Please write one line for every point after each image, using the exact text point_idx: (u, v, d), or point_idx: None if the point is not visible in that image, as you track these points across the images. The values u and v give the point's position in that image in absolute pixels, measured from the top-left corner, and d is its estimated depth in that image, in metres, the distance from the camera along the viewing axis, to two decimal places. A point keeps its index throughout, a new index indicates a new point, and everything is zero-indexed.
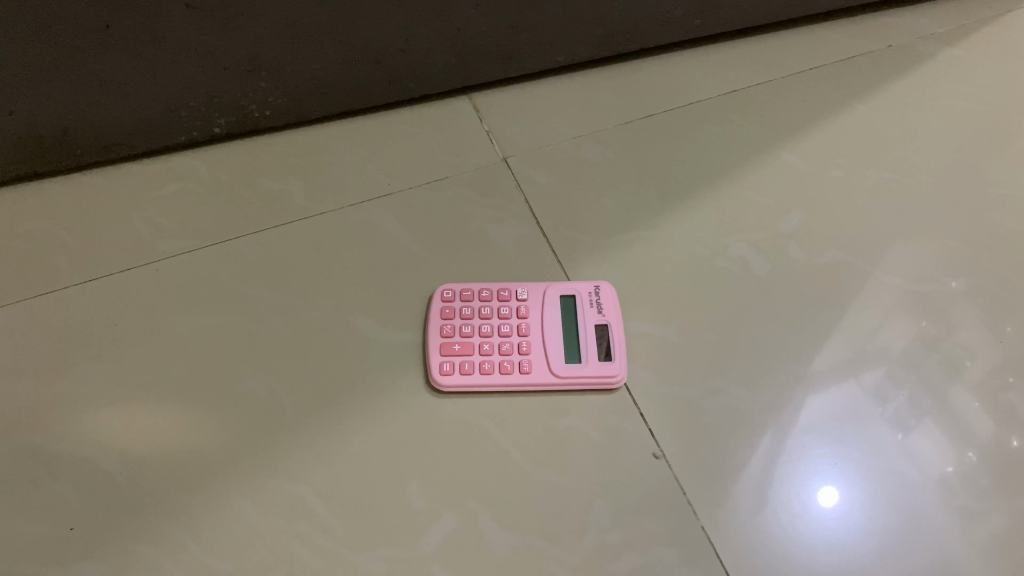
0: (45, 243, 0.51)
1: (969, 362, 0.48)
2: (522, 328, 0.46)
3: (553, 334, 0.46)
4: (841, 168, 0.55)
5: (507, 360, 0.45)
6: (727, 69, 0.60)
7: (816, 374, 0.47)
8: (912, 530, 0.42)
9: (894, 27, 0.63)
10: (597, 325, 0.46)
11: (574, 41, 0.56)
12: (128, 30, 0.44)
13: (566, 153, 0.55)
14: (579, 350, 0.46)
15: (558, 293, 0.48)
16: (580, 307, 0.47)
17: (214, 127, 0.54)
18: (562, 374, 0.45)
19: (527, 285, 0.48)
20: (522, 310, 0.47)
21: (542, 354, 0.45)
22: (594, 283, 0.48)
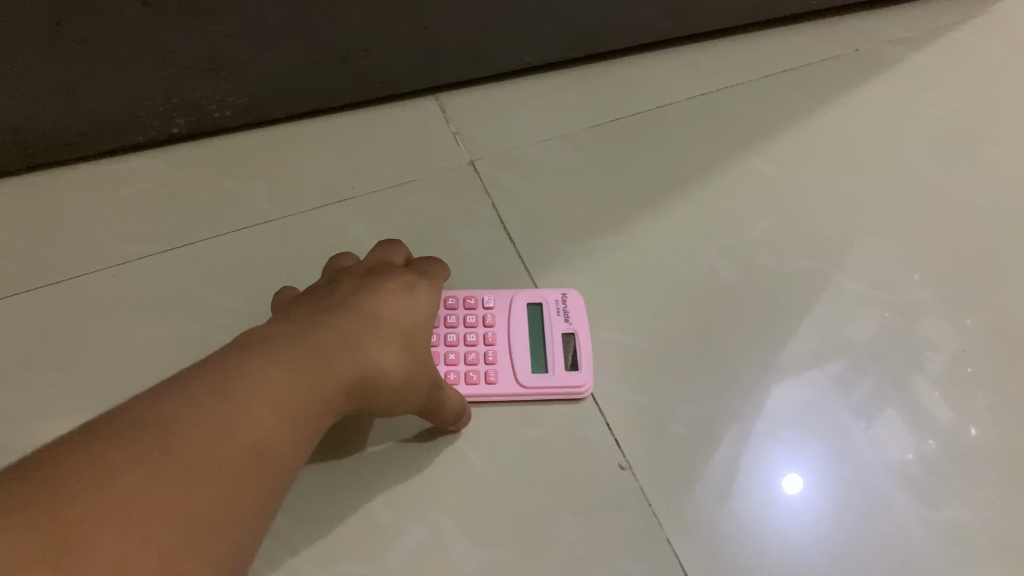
0: None
1: (931, 352, 0.49)
2: (488, 336, 0.46)
3: (520, 345, 0.46)
4: (810, 173, 0.55)
5: (473, 371, 0.45)
6: (696, 71, 0.60)
7: (783, 363, 0.47)
8: (874, 516, 0.43)
9: (863, 30, 0.63)
10: (563, 335, 0.46)
11: (542, 43, 0.55)
12: (81, 29, 0.43)
13: (535, 156, 0.55)
14: (547, 361, 0.45)
15: (524, 300, 0.47)
16: (546, 315, 0.47)
17: (173, 128, 0.53)
18: (529, 386, 0.44)
19: (493, 292, 0.47)
20: (488, 318, 0.46)
21: (509, 365, 0.45)
22: (561, 290, 0.48)
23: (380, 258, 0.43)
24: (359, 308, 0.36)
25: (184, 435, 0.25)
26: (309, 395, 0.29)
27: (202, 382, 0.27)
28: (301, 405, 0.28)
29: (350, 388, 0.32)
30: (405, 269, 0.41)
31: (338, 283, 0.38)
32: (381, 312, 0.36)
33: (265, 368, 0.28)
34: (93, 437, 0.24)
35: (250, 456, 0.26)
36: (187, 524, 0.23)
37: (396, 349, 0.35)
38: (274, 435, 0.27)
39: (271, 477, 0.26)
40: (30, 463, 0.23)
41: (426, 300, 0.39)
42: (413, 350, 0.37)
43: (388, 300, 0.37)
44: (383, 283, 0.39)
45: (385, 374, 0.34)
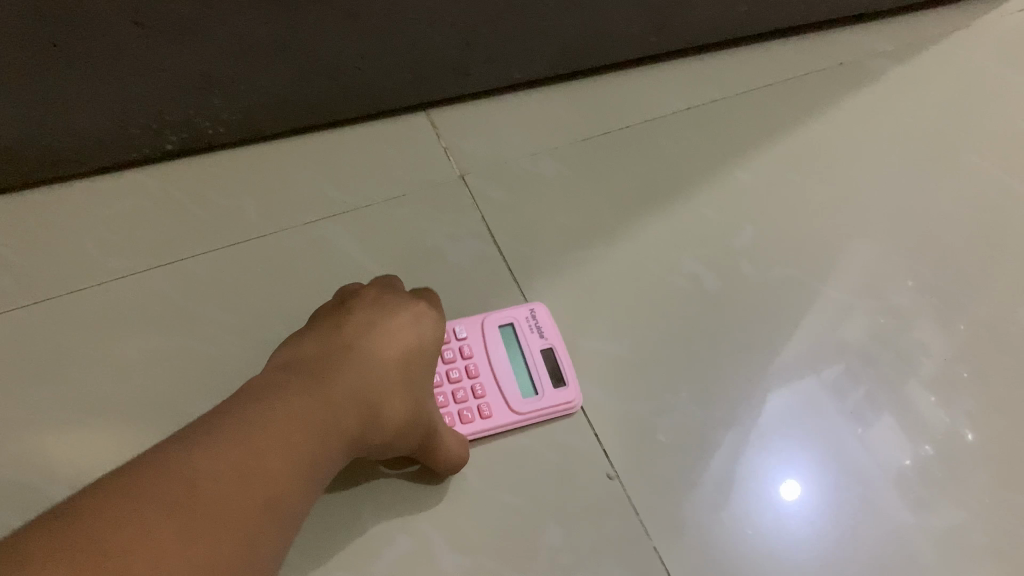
0: None
1: (924, 357, 0.49)
2: (470, 369, 0.45)
3: (503, 371, 0.46)
4: (795, 183, 0.56)
5: (466, 409, 0.44)
6: (682, 85, 0.60)
7: (778, 368, 0.48)
8: (871, 521, 0.44)
9: (846, 43, 0.64)
10: (543, 351, 0.46)
11: (530, 58, 0.56)
12: (73, 48, 0.44)
13: (523, 169, 0.55)
14: (533, 382, 0.45)
15: (495, 321, 0.47)
16: (520, 333, 0.47)
17: (166, 144, 0.53)
18: (524, 412, 0.44)
19: (464, 322, 0.47)
20: (465, 349, 0.46)
21: (498, 396, 0.45)
22: (527, 305, 0.48)
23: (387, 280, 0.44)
24: (367, 349, 0.38)
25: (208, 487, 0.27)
26: (314, 446, 0.32)
27: (223, 432, 0.29)
28: (307, 454, 0.31)
29: (349, 434, 0.35)
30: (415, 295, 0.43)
31: (350, 311, 0.40)
32: (388, 351, 0.39)
33: (278, 419, 0.31)
34: (126, 482, 0.26)
35: (262, 507, 0.28)
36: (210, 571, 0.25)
37: (397, 392, 0.38)
38: (284, 484, 0.29)
39: (281, 522, 0.29)
40: (69, 504, 0.25)
41: (432, 333, 0.42)
42: (414, 390, 0.39)
43: (395, 336, 0.40)
44: (393, 317, 0.41)
45: (383, 417, 0.37)
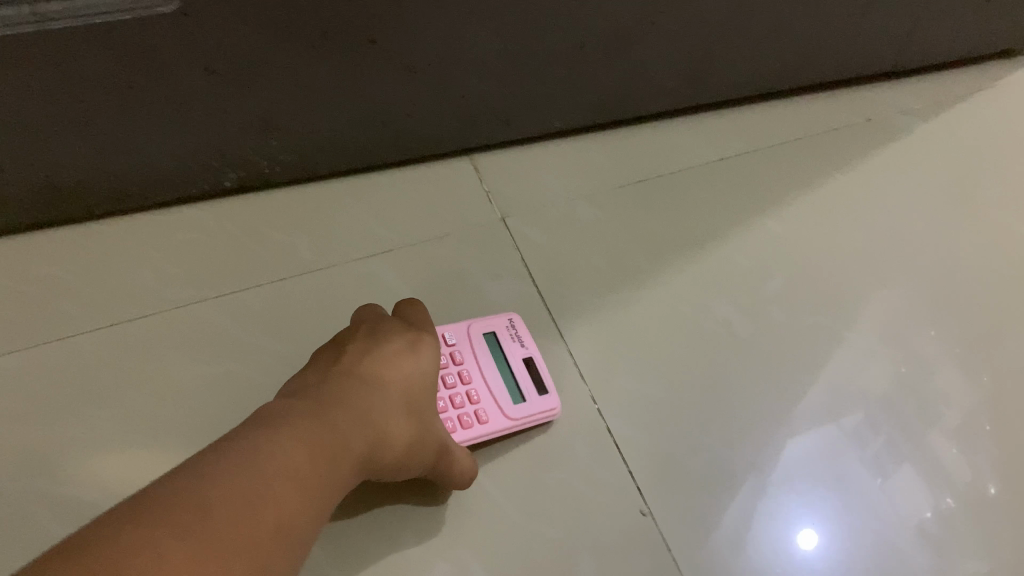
0: (53, 283, 0.52)
1: (948, 408, 0.51)
2: (463, 375, 0.47)
3: (492, 378, 0.47)
4: (824, 234, 0.58)
5: (464, 414, 0.45)
6: (715, 136, 0.63)
7: (798, 416, 0.50)
8: (891, 569, 0.45)
9: (874, 100, 0.66)
10: (524, 358, 0.49)
11: (572, 109, 0.59)
12: (146, 91, 0.46)
13: (562, 213, 0.58)
14: (521, 390, 0.47)
15: (478, 330, 0.49)
16: (502, 342, 0.49)
17: (225, 182, 0.56)
18: (517, 417, 0.46)
19: (451, 330, 0.48)
20: (455, 355, 0.47)
21: (492, 401, 0.46)
22: (506, 314, 0.50)
23: (373, 312, 0.45)
24: (365, 377, 0.39)
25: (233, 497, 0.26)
26: (325, 465, 0.31)
27: (237, 450, 0.29)
28: (317, 475, 0.31)
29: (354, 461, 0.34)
30: (405, 324, 0.44)
31: (343, 345, 0.41)
32: (385, 379, 0.39)
33: (288, 439, 0.31)
34: (147, 499, 0.25)
35: (276, 531, 0.27)
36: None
37: (397, 417, 0.38)
38: (303, 499, 0.29)
39: (302, 536, 0.29)
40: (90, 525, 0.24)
41: (427, 360, 0.42)
42: (413, 416, 0.40)
43: (391, 365, 0.40)
44: (389, 346, 0.41)
45: (387, 441, 0.37)
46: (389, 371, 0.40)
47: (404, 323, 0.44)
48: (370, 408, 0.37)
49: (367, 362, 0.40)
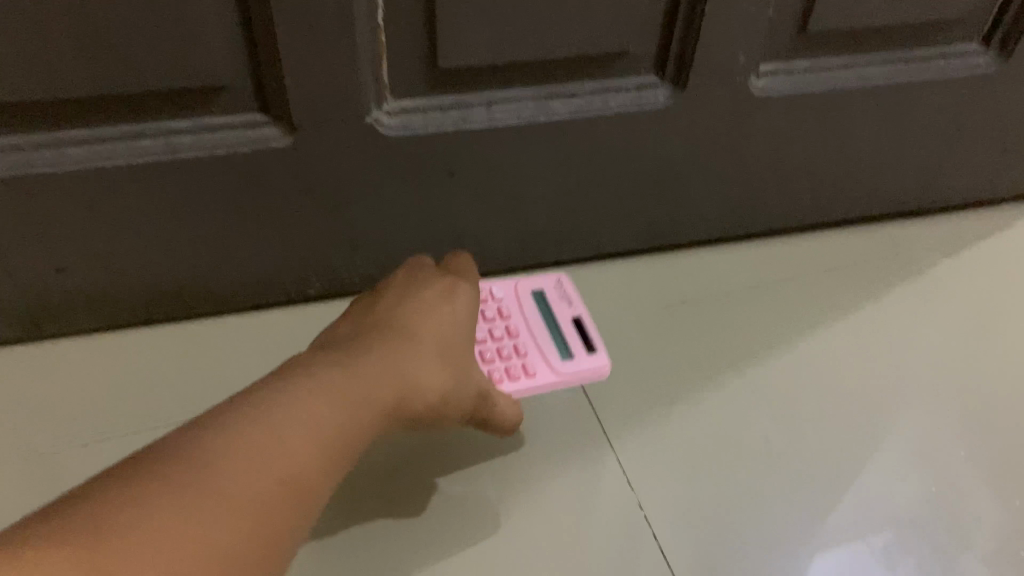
0: (146, 376, 0.56)
1: (979, 531, 0.52)
2: (511, 329, 0.55)
3: (540, 332, 0.56)
4: (859, 358, 0.61)
5: (517, 366, 0.53)
6: (759, 262, 0.67)
7: (827, 536, 0.52)
8: None
9: (914, 228, 0.69)
10: (572, 316, 0.57)
11: (623, 232, 0.63)
12: (253, 214, 0.53)
13: (613, 329, 0.62)
14: (567, 345, 0.55)
15: (525, 288, 0.58)
16: (552, 300, 0.58)
17: (310, 289, 0.60)
18: (565, 371, 0.53)
19: (500, 287, 0.58)
20: (504, 312, 0.56)
21: (539, 358, 0.54)
22: (557, 276, 0.60)
23: (414, 263, 0.50)
24: (401, 322, 0.43)
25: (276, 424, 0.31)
26: (365, 387, 0.36)
27: (280, 384, 0.34)
28: (340, 415, 0.34)
29: (386, 404, 0.38)
30: (439, 274, 0.49)
31: (381, 295, 0.46)
32: (420, 322, 0.44)
33: (308, 383, 0.34)
34: (177, 437, 0.30)
35: (292, 477, 0.30)
36: (290, 489, 0.30)
37: (435, 353, 0.43)
38: (343, 417, 0.34)
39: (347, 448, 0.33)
40: (161, 443, 0.29)
41: (462, 307, 0.47)
42: (451, 354, 0.44)
43: (424, 311, 0.45)
44: (423, 295, 0.46)
45: (421, 387, 0.41)
46: (421, 325, 0.44)
47: (439, 273, 0.49)
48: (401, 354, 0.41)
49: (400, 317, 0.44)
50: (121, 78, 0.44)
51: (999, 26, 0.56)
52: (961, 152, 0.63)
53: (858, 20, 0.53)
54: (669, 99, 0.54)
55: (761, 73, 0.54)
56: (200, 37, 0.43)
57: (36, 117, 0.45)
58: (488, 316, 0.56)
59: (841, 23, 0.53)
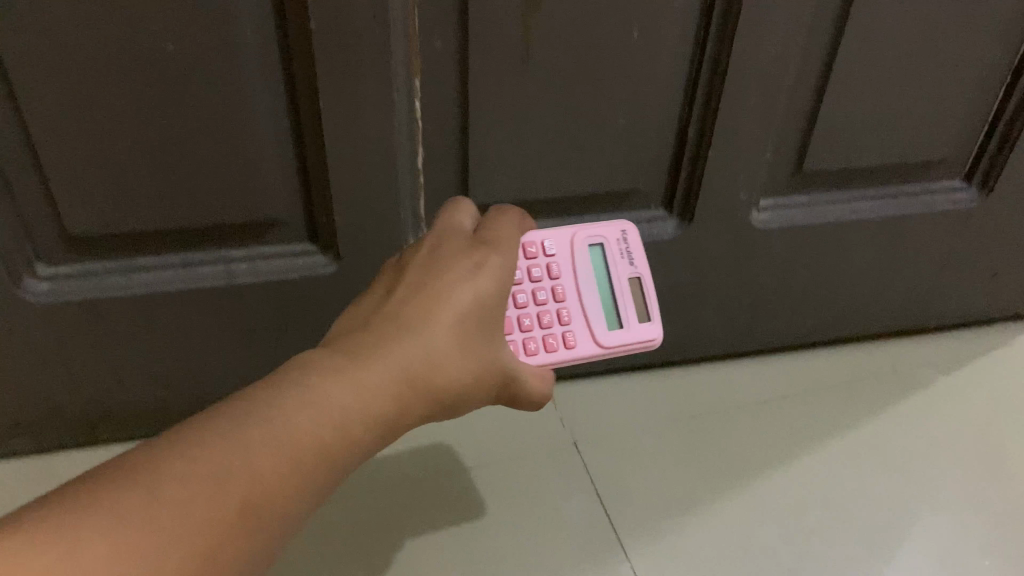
0: None
1: None
2: (557, 292, 0.50)
3: (589, 297, 0.50)
4: (865, 470, 0.63)
5: (559, 333, 0.48)
6: (767, 377, 0.70)
7: None
8: None
9: (913, 347, 0.73)
10: (630, 278, 0.52)
11: (637, 351, 0.67)
12: (296, 330, 0.58)
13: (627, 440, 0.65)
14: (618, 312, 0.51)
15: (581, 243, 0.52)
16: (609, 257, 0.52)
17: None
18: (608, 344, 0.49)
19: (554, 241, 0.51)
20: (553, 270, 0.50)
21: (584, 325, 0.49)
22: (620, 228, 0.53)
23: (448, 224, 0.44)
24: (414, 307, 0.38)
25: (244, 441, 0.30)
26: (363, 393, 0.34)
27: (265, 394, 0.33)
28: (310, 436, 0.32)
29: (382, 412, 0.35)
30: (469, 244, 0.42)
31: (406, 268, 0.41)
32: (438, 306, 0.38)
33: (285, 402, 0.32)
34: (133, 459, 0.29)
35: (238, 510, 0.29)
36: (245, 512, 0.29)
37: (453, 345, 0.38)
38: (323, 432, 0.33)
39: (325, 465, 0.32)
40: (124, 459, 0.29)
41: (489, 284, 0.40)
42: (478, 344, 0.40)
43: (448, 290, 0.39)
44: (446, 272, 0.40)
45: (438, 379, 0.38)
46: (432, 309, 0.38)
47: (472, 242, 0.42)
48: (416, 351, 0.37)
49: (411, 299, 0.39)
50: (187, 213, 0.49)
51: (979, 163, 0.62)
52: (950, 274, 0.68)
53: (849, 158, 0.58)
54: (677, 229, 0.59)
55: (761, 206, 0.60)
56: (259, 176, 0.49)
57: (110, 248, 0.51)
58: (534, 278, 0.50)
59: (833, 162, 0.58)
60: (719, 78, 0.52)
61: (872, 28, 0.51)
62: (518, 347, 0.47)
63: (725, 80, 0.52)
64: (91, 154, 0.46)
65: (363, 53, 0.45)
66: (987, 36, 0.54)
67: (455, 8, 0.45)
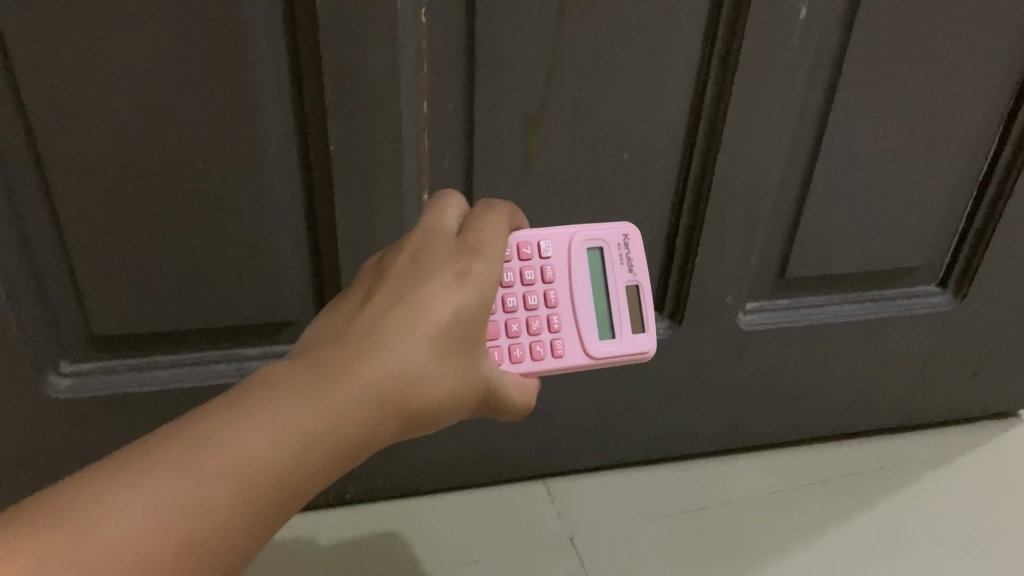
0: None
1: None
2: (550, 297, 0.45)
3: (584, 305, 0.46)
4: (860, 563, 0.63)
5: (543, 340, 0.44)
6: (761, 472, 0.72)
7: None
8: None
9: (900, 445, 0.75)
10: (628, 285, 0.47)
11: (633, 446, 0.69)
12: None
13: (624, 533, 0.65)
14: (614, 321, 0.46)
15: (581, 245, 0.47)
16: (608, 261, 0.47)
17: (346, 493, 0.65)
18: (596, 355, 0.45)
19: (551, 240, 0.46)
20: (547, 273, 0.45)
21: (576, 334, 0.45)
22: (623, 230, 0.48)
23: (433, 225, 0.38)
24: (391, 318, 0.33)
25: (193, 475, 0.26)
26: (330, 415, 0.29)
27: (212, 416, 0.28)
28: (273, 466, 0.27)
29: (355, 435, 0.30)
30: (456, 249, 0.36)
31: (386, 269, 0.35)
32: (417, 317, 0.33)
33: (243, 425, 0.27)
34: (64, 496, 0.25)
35: (182, 556, 0.25)
36: (190, 561, 0.25)
37: (431, 360, 0.33)
38: (281, 461, 0.28)
39: (285, 500, 0.28)
40: (57, 496, 0.25)
41: (476, 295, 0.35)
42: (462, 360, 0.35)
43: (431, 298, 0.34)
44: (428, 279, 0.34)
45: (423, 401, 0.33)
46: (412, 321, 0.33)
47: (458, 245, 0.37)
48: (394, 367, 0.32)
49: (389, 307, 0.33)
50: (206, 313, 0.53)
51: (953, 269, 0.65)
52: (931, 373, 0.70)
53: (831, 262, 0.62)
54: (669, 330, 0.62)
55: (748, 308, 0.63)
56: (275, 279, 0.52)
57: (130, 346, 0.54)
58: (526, 280, 0.45)
59: (814, 268, 0.62)
60: (705, 191, 0.55)
61: (845, 146, 0.56)
62: (501, 356, 0.43)
63: (711, 192, 0.55)
64: (120, 258, 0.49)
65: (376, 168, 0.49)
66: (953, 153, 0.58)
67: (462, 128, 0.49)
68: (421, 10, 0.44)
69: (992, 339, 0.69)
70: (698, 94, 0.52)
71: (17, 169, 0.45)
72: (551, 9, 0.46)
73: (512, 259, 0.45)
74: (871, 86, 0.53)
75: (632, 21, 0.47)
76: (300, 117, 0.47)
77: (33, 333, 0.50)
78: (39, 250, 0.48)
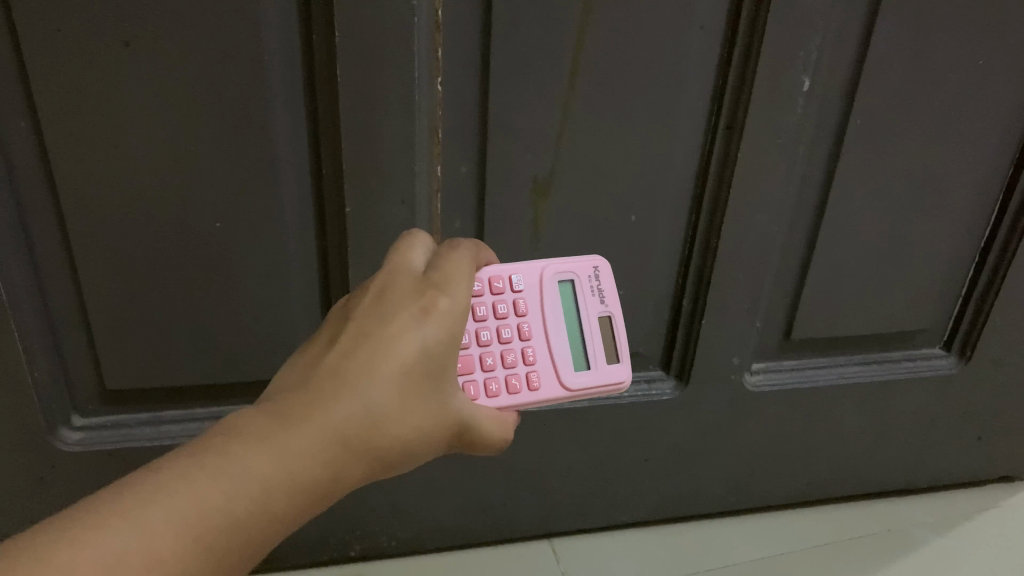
0: None
1: None
2: (523, 330, 0.45)
3: (557, 338, 0.46)
4: None
5: (516, 373, 0.44)
6: (766, 534, 0.71)
7: None
8: None
9: (907, 507, 0.74)
10: (600, 317, 0.47)
11: (638, 506, 0.69)
12: None
13: None
14: (587, 352, 0.46)
15: (551, 279, 0.47)
16: (580, 293, 0.47)
17: (350, 551, 0.65)
18: (573, 387, 0.45)
19: (522, 275, 0.47)
20: (520, 306, 0.46)
21: (550, 366, 0.45)
22: (592, 262, 0.48)
23: (401, 258, 0.37)
24: (354, 358, 0.32)
25: (148, 522, 0.25)
26: (292, 458, 0.29)
27: (169, 466, 0.27)
28: (228, 511, 0.27)
29: (317, 477, 0.30)
30: (422, 285, 0.36)
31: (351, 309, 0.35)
32: (381, 357, 0.32)
33: (200, 472, 0.27)
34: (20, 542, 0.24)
35: None
36: None
37: (396, 399, 0.32)
38: (238, 506, 0.27)
39: (242, 547, 0.28)
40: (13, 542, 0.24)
41: (441, 331, 0.34)
42: (429, 397, 0.34)
43: (395, 337, 0.33)
44: (392, 316, 0.34)
45: (389, 442, 0.32)
46: (377, 362, 0.32)
47: (424, 280, 0.36)
48: (357, 408, 0.31)
49: (352, 348, 0.33)
50: (217, 370, 0.53)
51: (957, 333, 0.66)
52: (937, 436, 0.70)
53: (834, 324, 0.62)
54: (675, 390, 0.62)
55: (754, 370, 0.64)
56: (287, 337, 0.53)
57: (143, 401, 0.54)
58: (499, 314, 0.45)
59: (819, 331, 0.63)
60: (711, 255, 0.56)
61: (848, 211, 0.57)
62: (478, 390, 0.43)
63: (717, 257, 0.56)
64: (136, 316, 0.50)
65: (389, 230, 0.50)
66: (954, 219, 0.59)
67: (473, 194, 0.51)
68: (436, 80, 0.46)
69: (998, 403, 0.70)
70: (704, 162, 0.53)
71: (40, 227, 0.46)
72: (560, 85, 0.47)
73: (484, 293, 0.45)
74: (873, 155, 0.55)
75: (638, 93, 0.49)
76: (317, 179, 0.48)
77: (47, 388, 0.51)
78: (58, 307, 0.49)
